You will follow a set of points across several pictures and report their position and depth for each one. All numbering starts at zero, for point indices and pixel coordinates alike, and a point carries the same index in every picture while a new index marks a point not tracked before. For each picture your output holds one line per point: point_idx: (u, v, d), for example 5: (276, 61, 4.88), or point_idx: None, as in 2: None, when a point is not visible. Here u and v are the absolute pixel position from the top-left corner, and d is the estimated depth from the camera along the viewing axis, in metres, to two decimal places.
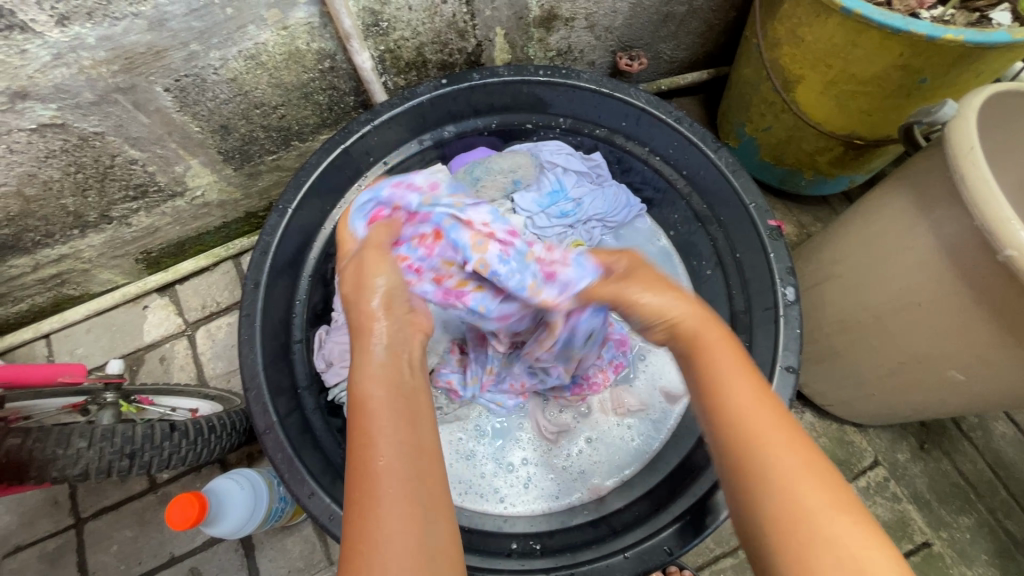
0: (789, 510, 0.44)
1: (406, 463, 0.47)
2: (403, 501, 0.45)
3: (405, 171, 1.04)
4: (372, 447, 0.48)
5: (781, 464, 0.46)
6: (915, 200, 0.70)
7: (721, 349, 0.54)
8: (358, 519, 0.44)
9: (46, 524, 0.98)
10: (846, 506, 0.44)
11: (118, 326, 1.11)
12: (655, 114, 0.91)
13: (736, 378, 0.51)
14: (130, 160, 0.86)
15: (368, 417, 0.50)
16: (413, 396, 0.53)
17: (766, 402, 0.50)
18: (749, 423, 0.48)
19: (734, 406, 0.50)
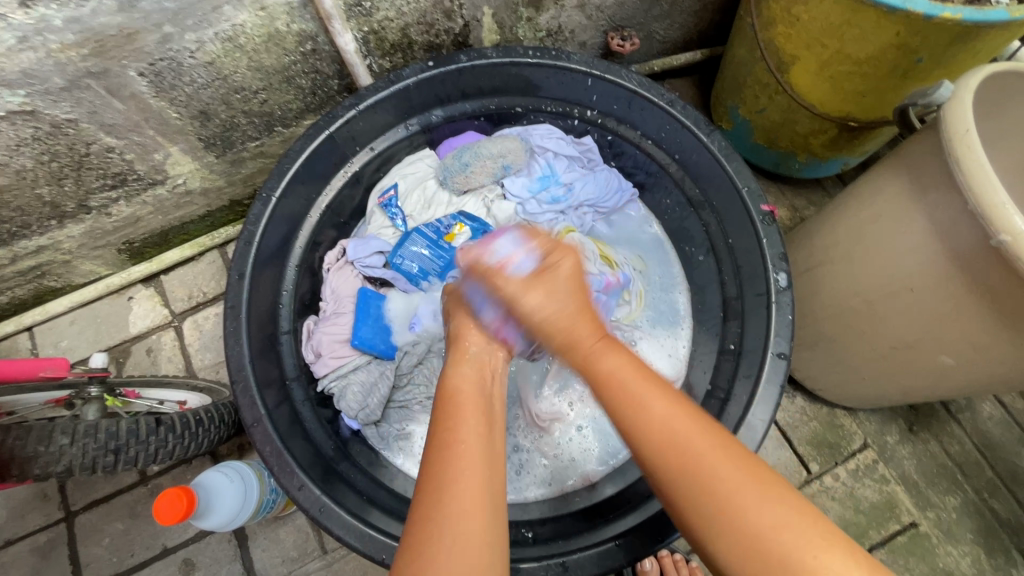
0: (741, 537, 0.46)
1: (482, 450, 0.53)
2: (472, 491, 0.49)
3: (392, 157, 1.02)
4: (454, 433, 0.54)
5: (729, 488, 0.48)
6: (910, 182, 0.70)
7: (645, 387, 0.55)
8: (425, 505, 0.49)
9: (36, 518, 0.97)
10: (792, 509, 0.47)
11: (103, 318, 1.09)
12: (647, 97, 0.89)
13: (656, 407, 0.54)
14: (106, 148, 0.83)
15: (459, 410, 0.57)
16: (486, 402, 0.60)
17: (689, 423, 0.52)
18: (686, 450, 0.51)
19: (666, 437, 0.52)
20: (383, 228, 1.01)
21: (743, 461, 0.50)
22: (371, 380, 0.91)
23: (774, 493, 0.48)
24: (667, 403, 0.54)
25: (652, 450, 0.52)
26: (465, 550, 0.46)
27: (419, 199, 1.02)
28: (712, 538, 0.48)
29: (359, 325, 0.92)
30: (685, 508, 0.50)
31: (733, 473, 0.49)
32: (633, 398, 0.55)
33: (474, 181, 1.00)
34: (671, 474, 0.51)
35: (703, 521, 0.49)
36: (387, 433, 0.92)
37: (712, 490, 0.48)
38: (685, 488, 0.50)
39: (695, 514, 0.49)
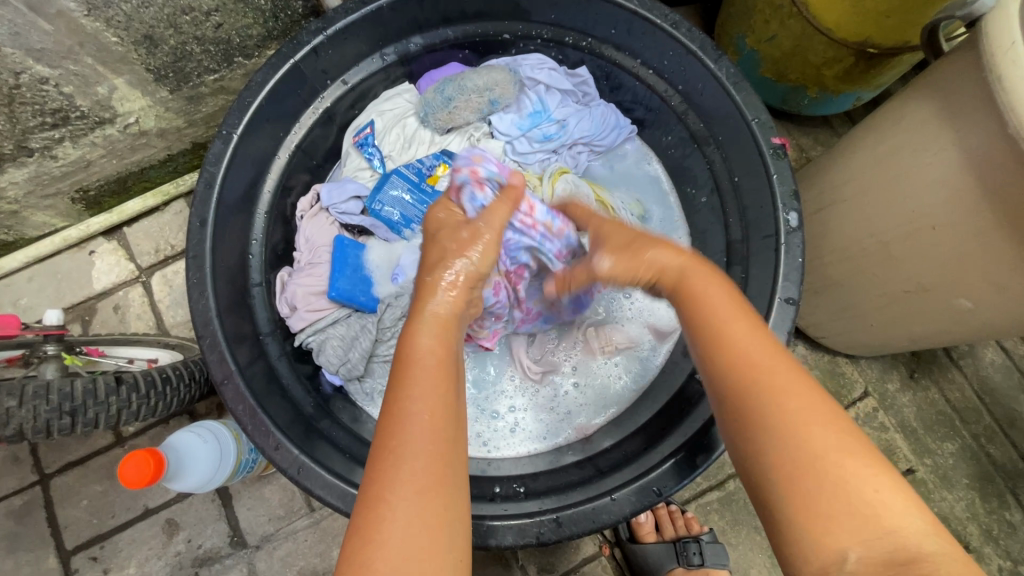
0: (804, 469, 0.42)
1: (439, 424, 0.46)
2: (430, 468, 0.44)
3: (367, 92, 0.93)
4: (408, 402, 0.46)
5: (809, 419, 0.43)
6: (939, 107, 0.63)
7: (732, 305, 0.51)
8: (377, 473, 0.43)
9: (9, 481, 0.93)
10: (866, 452, 0.42)
11: (64, 273, 1.01)
12: (648, 18, 0.79)
13: (739, 326, 0.49)
14: (39, 78, 0.74)
15: (415, 370, 0.48)
16: (446, 362, 0.50)
17: (773, 347, 0.47)
18: (765, 373, 0.46)
19: (744, 352, 0.47)
20: (359, 170, 0.93)
21: (819, 389, 0.45)
22: (352, 333, 0.86)
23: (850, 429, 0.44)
24: (753, 331, 0.49)
25: (727, 370, 0.47)
26: (420, 526, 0.41)
27: (398, 138, 0.93)
28: (766, 465, 0.43)
29: (336, 276, 0.85)
30: (743, 426, 0.45)
31: (809, 401, 0.44)
32: (719, 314, 0.51)
33: (458, 118, 0.92)
34: (739, 397, 0.46)
35: (764, 442, 0.44)
36: (372, 388, 0.87)
37: (787, 416, 0.43)
38: (760, 415, 0.44)
39: (743, 424, 0.45)
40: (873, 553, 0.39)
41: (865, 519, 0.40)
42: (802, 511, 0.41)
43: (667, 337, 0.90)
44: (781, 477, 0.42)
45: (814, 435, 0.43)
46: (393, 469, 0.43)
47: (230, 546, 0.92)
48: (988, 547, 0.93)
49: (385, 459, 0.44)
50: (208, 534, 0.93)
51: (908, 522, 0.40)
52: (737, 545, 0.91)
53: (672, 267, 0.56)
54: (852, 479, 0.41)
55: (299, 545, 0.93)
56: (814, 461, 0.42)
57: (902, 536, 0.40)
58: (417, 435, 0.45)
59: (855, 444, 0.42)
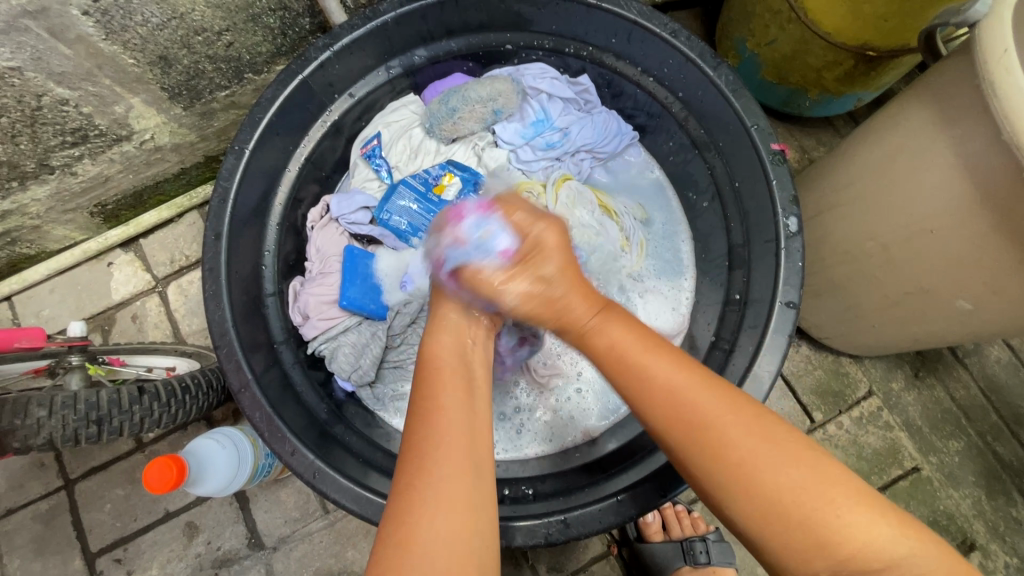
0: (766, 510, 0.46)
1: (463, 423, 0.51)
2: (457, 462, 0.48)
3: (374, 104, 0.95)
4: (433, 405, 0.52)
5: (754, 460, 0.47)
6: (936, 112, 0.63)
7: (648, 355, 0.54)
8: (411, 461, 0.48)
9: (35, 487, 0.96)
10: (823, 471, 0.47)
11: (84, 285, 1.04)
12: (648, 28, 0.81)
13: (672, 375, 0.53)
14: (59, 100, 0.76)
15: (443, 374, 0.55)
16: (464, 368, 0.57)
17: (710, 392, 0.51)
18: (705, 419, 0.50)
19: (685, 400, 0.51)
20: (367, 180, 0.96)
21: (762, 420, 0.50)
22: (363, 341, 0.88)
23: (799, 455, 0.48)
24: (696, 380, 0.52)
25: (667, 423, 0.51)
26: (453, 507, 0.46)
27: (404, 149, 0.95)
28: (731, 506, 0.48)
29: (347, 285, 0.87)
30: (697, 476, 0.50)
31: (749, 439, 0.48)
32: (642, 368, 0.54)
33: (463, 128, 0.94)
34: (688, 447, 0.50)
35: (717, 482, 0.48)
36: (382, 393, 0.89)
37: (730, 457, 0.48)
38: (710, 466, 0.48)
39: (695, 472, 0.50)
40: (850, 572, 0.44)
41: (824, 545, 0.44)
42: (769, 537, 0.46)
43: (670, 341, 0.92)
44: (744, 509, 0.47)
45: (760, 471, 0.47)
46: (423, 464, 0.48)
47: (248, 548, 0.95)
48: (994, 544, 0.94)
49: (416, 458, 0.48)
50: (227, 536, 0.95)
51: (864, 533, 0.44)
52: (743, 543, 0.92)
53: (598, 338, 0.58)
54: (807, 506, 0.45)
55: (314, 546, 0.95)
56: (764, 495, 0.46)
57: (861, 553, 0.44)
58: (446, 427, 0.50)
59: (803, 466, 0.47)
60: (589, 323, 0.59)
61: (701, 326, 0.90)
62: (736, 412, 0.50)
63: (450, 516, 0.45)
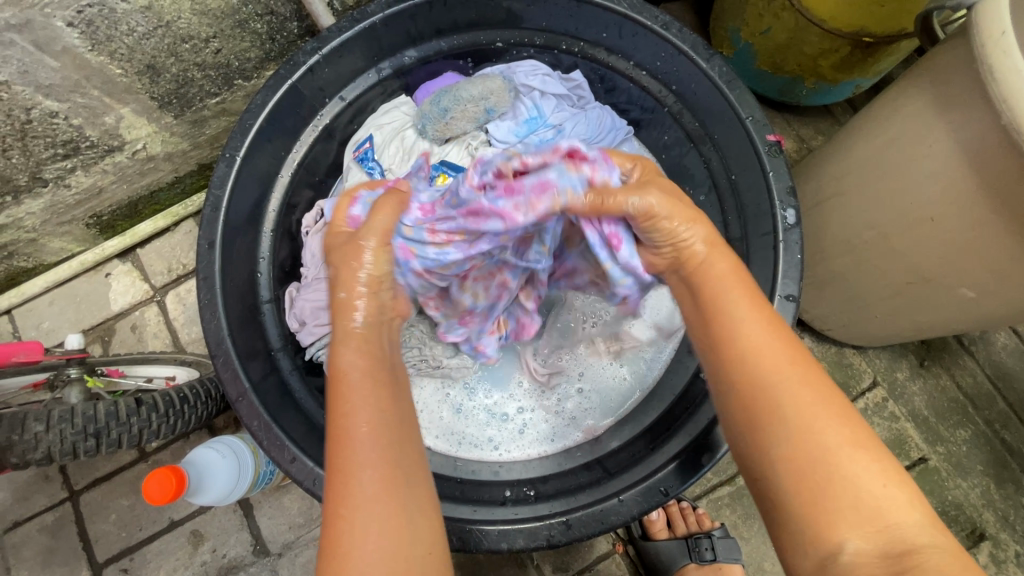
0: (810, 459, 0.44)
1: (385, 439, 0.48)
2: (381, 484, 0.46)
3: (366, 107, 0.94)
4: (353, 420, 0.49)
5: (812, 421, 0.46)
6: (933, 98, 0.62)
7: (743, 297, 0.54)
8: (334, 486, 0.46)
9: (40, 499, 0.96)
10: (867, 444, 0.45)
11: (83, 297, 1.04)
12: (639, 21, 0.80)
13: (754, 328, 0.51)
14: (49, 113, 0.76)
15: (344, 387, 0.51)
16: (379, 371, 0.53)
17: (786, 348, 0.50)
18: (776, 377, 0.48)
19: (752, 355, 0.50)
20: (360, 184, 0.95)
21: (822, 380, 0.48)
22: None
23: (847, 420, 0.46)
24: (768, 326, 0.51)
25: (738, 361, 0.50)
26: (383, 526, 0.44)
27: (397, 151, 0.95)
28: (774, 447, 0.46)
29: None
30: (754, 407, 0.48)
31: (816, 397, 0.47)
32: (725, 314, 0.53)
33: (456, 127, 0.93)
34: (757, 393, 0.48)
35: (774, 438, 0.46)
36: None
37: (797, 413, 0.46)
38: (776, 406, 0.47)
39: (753, 403, 0.48)
40: (881, 544, 0.42)
41: (860, 510, 0.42)
42: (806, 509, 0.44)
43: (672, 336, 0.90)
44: (789, 471, 0.45)
45: (820, 429, 0.45)
46: (347, 488, 0.46)
47: (253, 555, 0.95)
48: (1004, 534, 0.93)
49: (341, 478, 0.46)
50: (232, 543, 0.96)
51: (901, 514, 0.42)
52: (749, 538, 0.91)
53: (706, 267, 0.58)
54: (849, 472, 0.44)
55: (319, 551, 0.95)
56: (823, 458, 0.44)
57: (897, 525, 0.42)
58: (363, 448, 0.47)
59: (851, 436, 0.45)
60: (699, 251, 0.59)
61: None
62: (803, 362, 0.49)
63: (382, 532, 0.44)
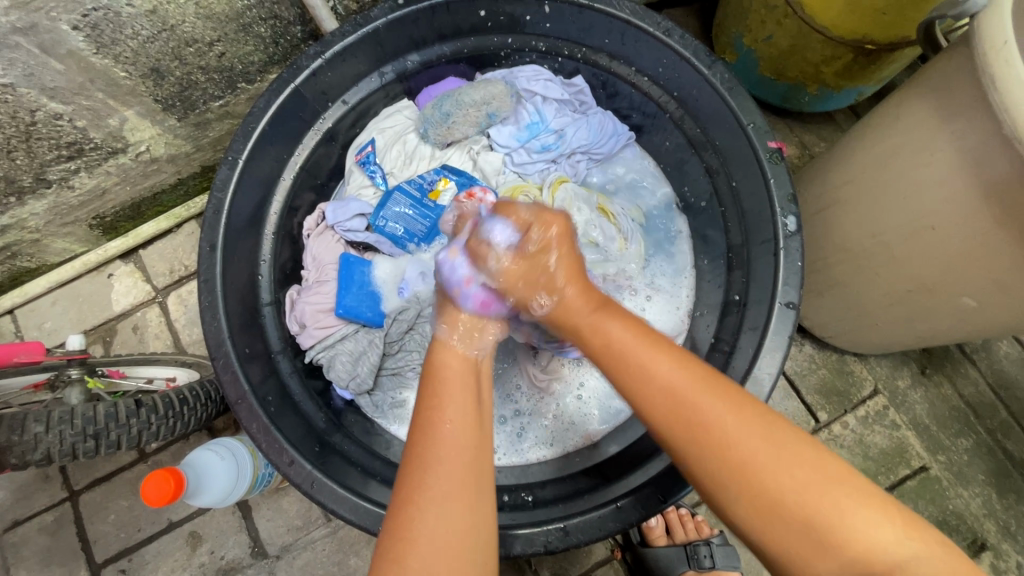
0: (764, 499, 0.46)
1: (469, 437, 0.51)
2: (461, 476, 0.48)
3: (368, 111, 0.95)
4: (438, 413, 0.52)
5: (767, 465, 0.47)
6: (936, 107, 0.62)
7: (639, 343, 0.56)
8: (414, 476, 0.48)
9: (41, 498, 0.97)
10: (827, 474, 0.46)
11: (85, 297, 1.05)
12: (641, 27, 0.80)
13: (668, 376, 0.53)
14: (53, 114, 0.77)
15: (442, 384, 0.55)
16: (471, 378, 0.57)
17: (714, 401, 0.50)
18: (709, 428, 0.49)
19: (681, 410, 0.51)
20: (362, 187, 0.95)
21: (754, 412, 0.50)
22: (360, 349, 0.88)
23: (790, 454, 0.47)
24: (678, 366, 0.53)
25: (660, 417, 0.52)
26: (459, 521, 0.46)
27: (399, 155, 0.95)
28: (731, 502, 0.47)
29: (342, 293, 0.87)
30: (704, 479, 0.49)
31: (753, 441, 0.48)
32: (639, 362, 0.55)
33: (457, 132, 0.94)
34: (695, 453, 0.49)
35: (730, 492, 0.48)
36: (382, 401, 0.89)
37: (733, 463, 0.47)
38: (711, 461, 0.48)
39: (700, 470, 0.49)
40: (855, 570, 0.43)
41: (826, 544, 0.44)
42: (783, 551, 0.45)
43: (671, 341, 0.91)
44: (751, 511, 0.47)
45: (769, 479, 0.46)
46: (423, 473, 0.48)
47: (251, 557, 0.95)
48: (1006, 544, 0.92)
49: (417, 465, 0.49)
50: (230, 545, 0.96)
51: (872, 533, 0.44)
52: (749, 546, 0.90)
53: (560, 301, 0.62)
54: (818, 510, 0.45)
55: (317, 555, 0.95)
56: (770, 503, 0.46)
57: (870, 556, 0.43)
58: (447, 447, 0.50)
59: (791, 465, 0.47)
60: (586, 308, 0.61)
61: (701, 328, 0.89)
62: (734, 407, 0.50)
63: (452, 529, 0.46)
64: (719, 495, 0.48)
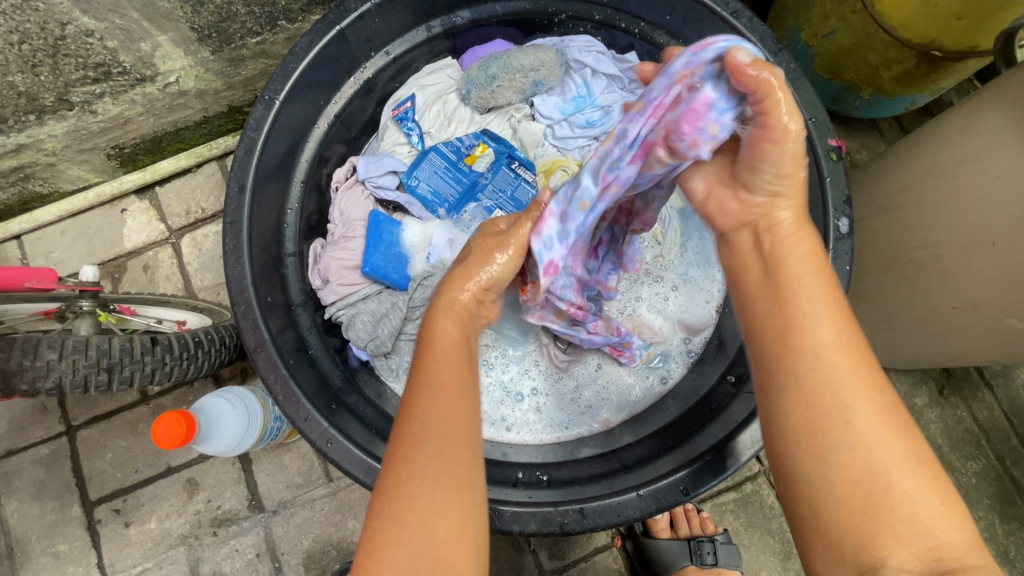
0: (863, 470, 0.42)
1: (456, 406, 0.48)
2: (449, 447, 0.46)
3: (409, 65, 0.91)
4: (429, 379, 0.50)
5: (869, 438, 0.43)
6: (1013, 120, 0.60)
7: (816, 291, 0.50)
8: (402, 445, 0.46)
9: (37, 430, 0.94)
10: (929, 465, 0.43)
11: (96, 229, 1.01)
12: (707, 5, 0.76)
13: (821, 323, 0.48)
14: (84, 31, 0.72)
15: (435, 351, 0.53)
16: (465, 348, 0.55)
17: (847, 356, 0.47)
18: (828, 365, 0.46)
19: (814, 347, 0.47)
20: (397, 145, 0.92)
21: (864, 360, 0.47)
22: (383, 310, 0.85)
23: (902, 432, 0.44)
24: (831, 326, 0.48)
25: (793, 361, 0.47)
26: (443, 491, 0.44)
27: (438, 115, 0.92)
28: (821, 465, 0.44)
29: (370, 252, 0.85)
30: (801, 418, 0.46)
31: (872, 410, 0.44)
32: (790, 305, 0.50)
33: (501, 97, 0.90)
34: (809, 394, 0.46)
35: (828, 449, 0.44)
36: (398, 365, 0.86)
37: (837, 424, 0.44)
38: (817, 411, 0.45)
39: (805, 413, 0.46)
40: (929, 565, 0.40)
41: (908, 525, 0.41)
42: (845, 522, 0.42)
43: (697, 332, 0.89)
44: (837, 481, 0.43)
45: (880, 451, 0.43)
46: (415, 432, 0.47)
47: (248, 509, 0.94)
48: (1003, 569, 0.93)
49: (405, 438, 0.47)
50: (227, 496, 0.94)
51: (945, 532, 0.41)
52: (750, 546, 0.90)
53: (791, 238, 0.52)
54: (898, 487, 0.42)
55: (315, 513, 0.94)
56: (868, 466, 0.43)
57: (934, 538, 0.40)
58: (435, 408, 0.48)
59: (882, 422, 0.44)
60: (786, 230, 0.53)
61: (730, 324, 0.87)
62: (867, 375, 0.46)
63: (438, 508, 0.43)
64: (818, 451, 0.44)
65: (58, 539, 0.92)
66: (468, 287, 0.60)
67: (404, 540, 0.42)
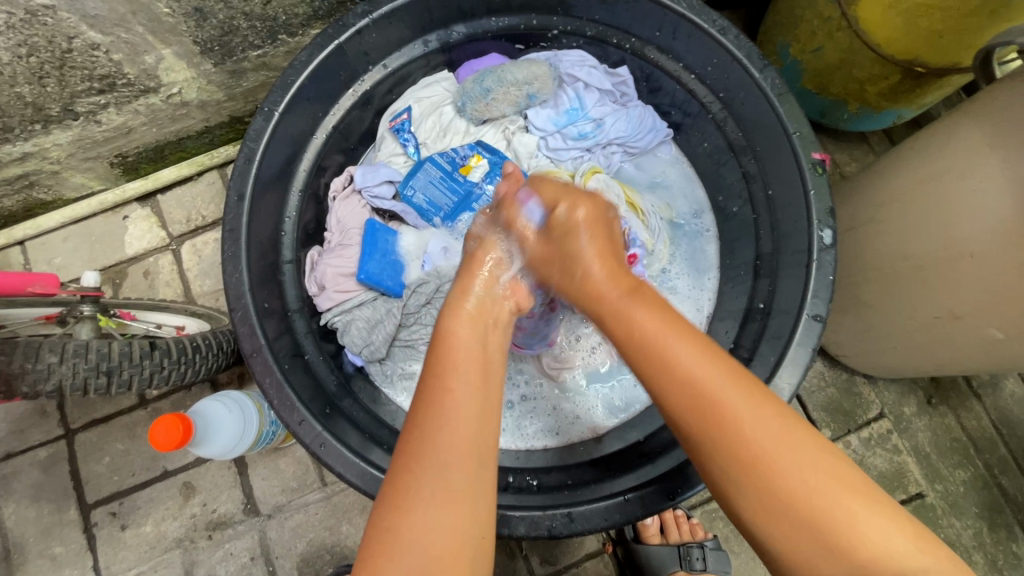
0: (790, 500, 0.45)
1: (472, 408, 0.49)
2: (458, 450, 0.47)
3: (406, 78, 0.93)
4: (443, 383, 0.50)
5: (794, 464, 0.46)
6: (990, 134, 0.62)
7: (669, 332, 0.53)
8: (412, 446, 0.47)
9: (36, 433, 0.96)
10: (852, 482, 0.46)
11: (98, 236, 1.03)
12: (695, 23, 0.78)
13: (685, 357, 0.51)
14: (90, 44, 0.75)
15: (448, 354, 0.53)
16: (479, 352, 0.55)
17: (729, 377, 0.49)
18: (726, 400, 0.48)
19: (701, 390, 0.49)
20: (393, 155, 0.94)
21: (772, 405, 0.49)
22: (377, 316, 0.87)
23: (817, 452, 0.47)
24: (702, 356, 0.51)
25: (685, 408, 0.49)
26: (446, 495, 0.45)
27: (434, 126, 0.94)
28: (741, 500, 0.47)
29: (366, 259, 0.86)
30: (718, 461, 0.48)
31: (789, 437, 0.47)
32: (661, 350, 0.52)
33: (495, 110, 0.92)
34: (721, 441, 0.48)
35: (742, 487, 0.47)
36: (391, 371, 0.89)
37: (758, 457, 0.46)
38: (727, 451, 0.47)
39: (722, 456, 0.48)
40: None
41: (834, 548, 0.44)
42: (784, 541, 0.45)
43: None
44: (755, 508, 0.46)
45: (801, 476, 0.46)
46: (425, 449, 0.47)
47: (243, 513, 0.95)
48: None
49: (415, 440, 0.47)
50: (223, 500, 0.95)
51: (882, 542, 0.44)
52: (740, 553, 0.91)
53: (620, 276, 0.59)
54: (829, 507, 0.45)
55: (309, 518, 0.95)
56: (787, 496, 0.45)
57: (864, 553, 0.43)
58: (450, 416, 0.48)
59: (797, 446, 0.47)
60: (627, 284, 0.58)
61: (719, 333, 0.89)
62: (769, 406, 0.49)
63: (440, 509, 0.44)
64: (731, 489, 0.47)
65: (55, 541, 0.93)
66: (479, 292, 0.61)
67: (411, 547, 0.43)
